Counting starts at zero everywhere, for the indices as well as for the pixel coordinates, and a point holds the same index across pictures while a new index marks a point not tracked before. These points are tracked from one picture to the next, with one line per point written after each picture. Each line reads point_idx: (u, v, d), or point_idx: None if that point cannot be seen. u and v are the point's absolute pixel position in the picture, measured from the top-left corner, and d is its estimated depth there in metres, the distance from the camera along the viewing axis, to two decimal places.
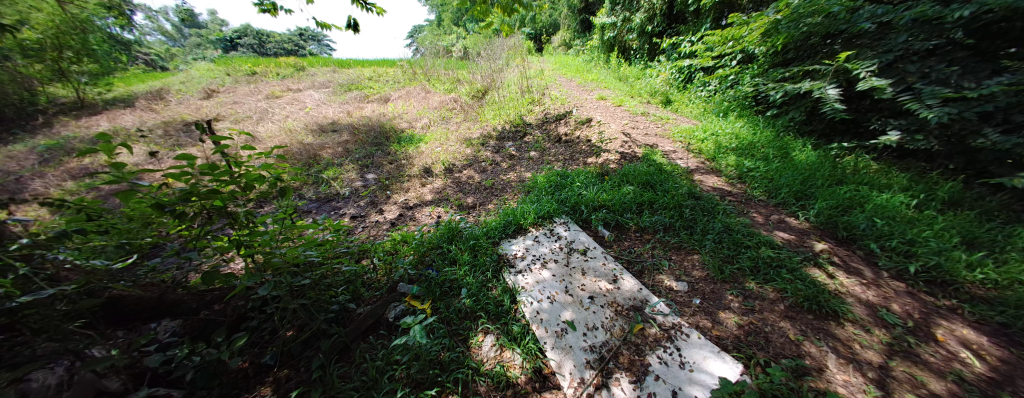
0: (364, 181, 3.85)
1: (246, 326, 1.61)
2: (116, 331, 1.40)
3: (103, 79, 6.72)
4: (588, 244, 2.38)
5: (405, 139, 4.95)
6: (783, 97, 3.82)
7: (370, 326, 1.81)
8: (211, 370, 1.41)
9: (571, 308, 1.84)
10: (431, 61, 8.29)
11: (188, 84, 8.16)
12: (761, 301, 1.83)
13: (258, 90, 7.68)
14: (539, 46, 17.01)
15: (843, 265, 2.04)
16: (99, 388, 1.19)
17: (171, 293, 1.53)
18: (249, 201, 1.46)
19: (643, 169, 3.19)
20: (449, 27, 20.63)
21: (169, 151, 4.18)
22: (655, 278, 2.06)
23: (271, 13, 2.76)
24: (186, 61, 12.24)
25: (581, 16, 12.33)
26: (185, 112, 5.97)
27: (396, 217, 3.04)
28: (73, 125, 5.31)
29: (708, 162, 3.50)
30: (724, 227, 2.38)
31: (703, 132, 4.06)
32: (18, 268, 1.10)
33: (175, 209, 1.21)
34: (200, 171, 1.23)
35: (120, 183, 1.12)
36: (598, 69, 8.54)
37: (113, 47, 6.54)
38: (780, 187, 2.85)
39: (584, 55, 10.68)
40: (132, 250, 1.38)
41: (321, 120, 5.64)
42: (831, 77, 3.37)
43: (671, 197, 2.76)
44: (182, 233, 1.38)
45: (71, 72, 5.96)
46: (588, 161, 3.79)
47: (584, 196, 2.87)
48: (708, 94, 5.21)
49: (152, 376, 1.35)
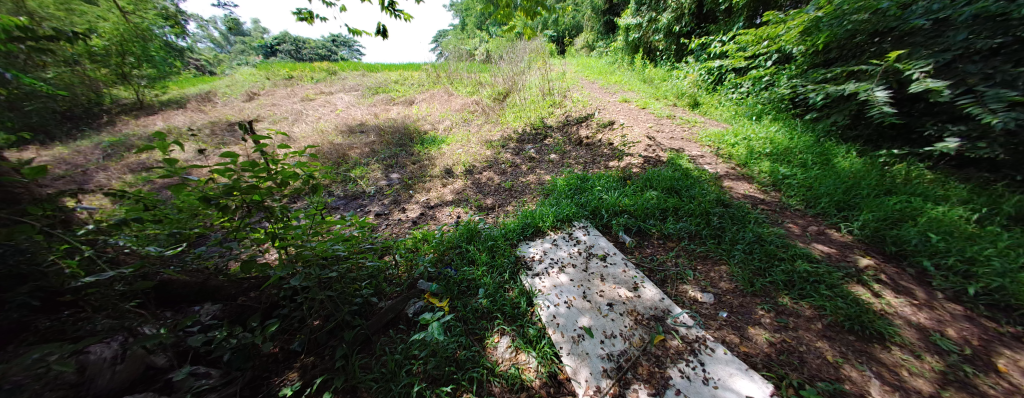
0: (389, 180, 3.98)
1: (278, 313, 1.71)
2: (165, 312, 1.55)
3: (159, 83, 7.40)
4: (607, 249, 2.33)
5: (428, 140, 5.07)
6: (825, 100, 3.57)
7: (391, 320, 1.87)
8: (246, 352, 1.51)
9: (588, 314, 1.81)
10: (454, 64, 8.47)
11: (232, 87, 8.82)
12: (794, 317, 1.72)
13: (293, 93, 8.16)
14: (560, 48, 16.97)
15: (891, 283, 1.87)
16: (148, 363, 1.34)
17: (213, 280, 1.66)
18: (284, 197, 1.54)
19: (667, 174, 3.10)
20: (474, 31, 21.00)
21: (215, 148, 4.55)
22: (678, 287, 1.99)
23: (307, 21, 2.92)
24: (232, 66, 13.35)
25: (605, 18, 12.08)
26: (228, 113, 6.45)
27: (418, 216, 3.11)
28: (133, 124, 5.89)
29: (738, 168, 3.34)
30: (755, 237, 2.26)
31: (734, 136, 3.88)
32: (83, 250, 1.19)
33: (219, 202, 1.31)
34: (242, 168, 1.32)
35: (172, 177, 1.20)
36: (622, 70, 8.39)
37: (170, 54, 7.19)
38: (819, 197, 2.66)
39: (607, 57, 10.53)
40: (181, 239, 1.47)
41: (351, 122, 5.90)
42: (879, 78, 3.11)
43: (697, 204, 2.66)
44: (225, 225, 1.47)
45: (133, 77, 6.61)
46: (609, 164, 3.72)
47: (605, 201, 2.82)
48: (740, 96, 4.96)
49: (194, 355, 1.48)
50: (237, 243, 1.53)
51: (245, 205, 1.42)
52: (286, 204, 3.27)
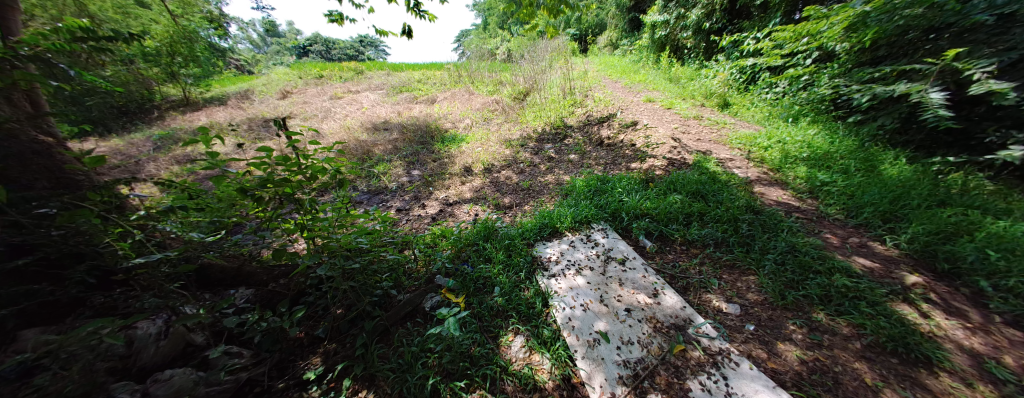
0: (410, 176, 4.08)
1: (304, 300, 1.80)
2: (205, 293, 1.69)
3: (204, 81, 7.96)
4: (627, 253, 2.27)
5: (449, 138, 5.14)
6: (871, 101, 3.30)
7: (408, 312, 1.91)
8: (274, 335, 1.60)
9: (605, 318, 1.77)
10: (476, 63, 8.54)
11: (268, 85, 9.34)
12: (829, 335, 1.60)
13: (323, 92, 8.52)
14: (583, 47, 16.73)
15: (942, 303, 1.70)
16: (187, 340, 1.44)
17: (248, 265, 1.79)
18: (313, 190, 1.61)
19: (693, 177, 2.98)
20: (495, 30, 21.11)
21: (252, 143, 4.84)
22: (701, 296, 1.90)
23: (338, 22, 3.04)
24: (268, 66, 14.14)
25: (630, 15, 11.72)
26: (264, 110, 6.83)
27: (437, 212, 3.17)
28: (180, 120, 6.37)
29: (771, 173, 3.16)
30: (788, 246, 2.13)
31: (767, 139, 3.67)
32: (133, 234, 1.24)
33: (255, 193, 1.39)
34: (276, 162, 1.39)
35: (213, 169, 1.28)
36: (647, 70, 8.16)
37: (213, 54, 7.71)
38: (862, 206, 2.47)
39: (631, 55, 10.27)
40: (220, 227, 1.56)
41: (375, 119, 6.08)
42: (934, 79, 2.85)
43: (724, 209, 2.54)
44: (258, 214, 1.56)
45: (181, 75, 7.14)
46: (631, 166, 3.63)
47: (625, 203, 2.75)
48: (774, 96, 4.69)
49: (228, 335, 1.58)
50: (269, 231, 1.61)
51: (277, 197, 1.49)
52: (314, 197, 3.43)
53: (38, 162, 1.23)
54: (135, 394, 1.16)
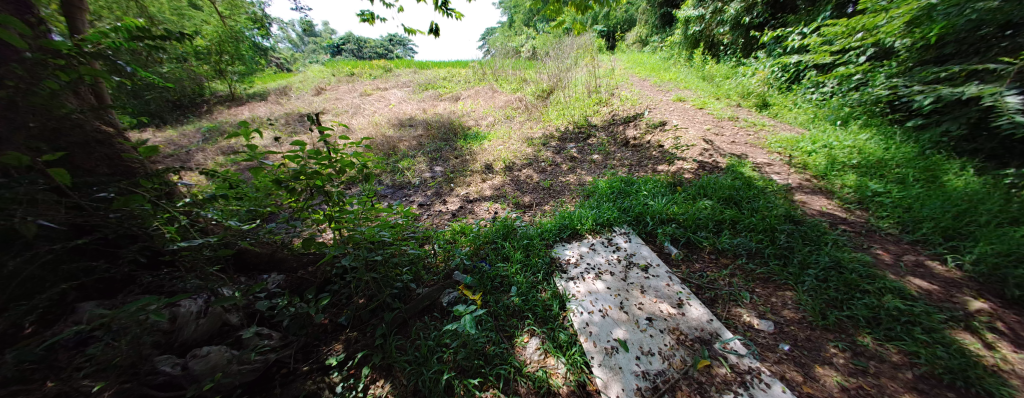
0: (432, 172, 4.15)
1: (329, 289, 1.87)
2: (242, 277, 1.80)
3: (248, 78, 8.52)
4: (650, 260, 2.18)
5: (471, 136, 5.18)
6: (935, 104, 2.96)
7: (426, 307, 1.93)
8: (301, 321, 1.68)
9: (624, 326, 1.70)
10: (500, 61, 8.55)
11: (304, 82, 9.85)
12: (877, 361, 1.44)
13: (354, 89, 8.87)
14: (610, 44, 16.30)
15: (1015, 334, 1.48)
16: (223, 321, 1.54)
17: (280, 252, 1.90)
18: (341, 183, 1.67)
19: (726, 182, 2.82)
20: (521, 28, 21.03)
21: (288, 137, 5.13)
22: (730, 310, 1.79)
23: (370, 22, 3.13)
24: (305, 64, 14.97)
25: (662, 10, 11.26)
26: (299, 106, 7.22)
27: (457, 209, 3.20)
28: (226, 114, 6.87)
29: (814, 180, 2.92)
30: (832, 261, 1.95)
31: (811, 143, 3.40)
32: (180, 219, 1.33)
33: (288, 185, 1.45)
34: (308, 155, 1.45)
35: (252, 160, 1.35)
36: (678, 68, 7.82)
37: (257, 53, 8.25)
38: (920, 221, 2.22)
39: (661, 52, 9.88)
40: (256, 215, 1.64)
41: (402, 116, 6.25)
42: (1013, 80, 2.53)
43: (760, 218, 2.38)
44: (292, 205, 1.63)
45: (228, 73, 7.68)
46: (657, 168, 3.48)
47: (651, 207, 2.64)
48: (821, 96, 4.32)
49: (260, 318, 1.67)
50: (300, 221, 1.69)
51: (309, 189, 1.55)
52: (342, 189, 3.57)
53: (101, 151, 1.38)
54: (175, 367, 1.25)
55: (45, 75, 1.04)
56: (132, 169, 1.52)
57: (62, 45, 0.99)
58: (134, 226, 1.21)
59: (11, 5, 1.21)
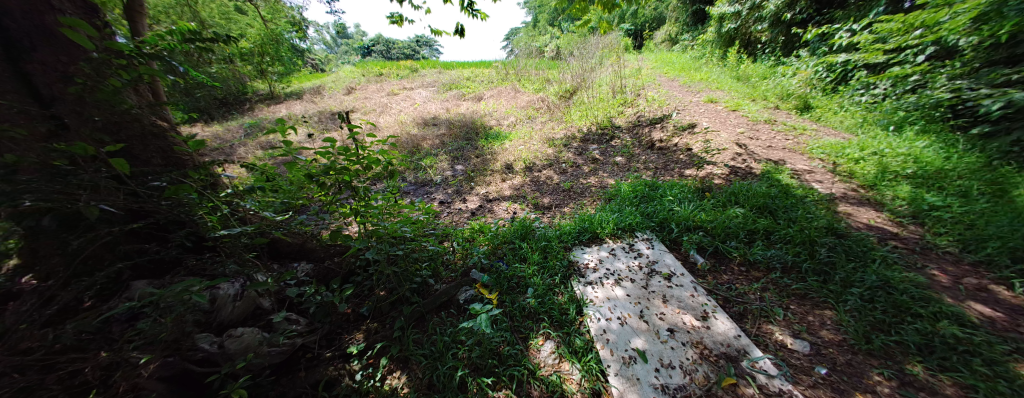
0: (454, 171, 4.21)
1: (353, 280, 1.94)
2: (274, 264, 1.91)
3: (286, 78, 9.05)
4: (673, 269, 2.09)
5: (492, 135, 5.21)
6: (1009, 109, 2.64)
7: (443, 303, 1.96)
8: (326, 309, 1.75)
9: (644, 336, 1.64)
10: (524, 61, 8.54)
11: (336, 82, 10.33)
12: (928, 394, 1.29)
13: (382, 88, 9.18)
14: (637, 43, 15.86)
15: None
16: (257, 305, 1.63)
17: (309, 243, 1.99)
18: (367, 179, 1.72)
19: (760, 189, 2.66)
20: (545, 28, 20.93)
21: (320, 133, 5.40)
22: (761, 326, 1.68)
23: (399, 24, 3.22)
24: (338, 65, 15.75)
25: (694, 7, 10.80)
26: (332, 104, 7.58)
27: (477, 208, 3.23)
28: (266, 111, 7.33)
29: (861, 190, 2.68)
30: (879, 280, 1.78)
31: (859, 149, 3.13)
32: (222, 209, 1.42)
33: (319, 180, 1.51)
34: (338, 152, 1.50)
35: (287, 156, 1.42)
36: (710, 67, 7.47)
37: (295, 55, 8.74)
38: (985, 240, 1.97)
39: (692, 51, 9.48)
40: (289, 208, 1.73)
41: (426, 115, 6.40)
42: None
43: (798, 230, 2.22)
44: (322, 199, 1.70)
45: (269, 73, 8.19)
46: (684, 173, 3.34)
47: (676, 213, 2.54)
48: (871, 98, 3.97)
49: (289, 303, 1.76)
50: (329, 215, 1.76)
51: (337, 184, 1.62)
52: (368, 185, 3.71)
53: (156, 144, 1.51)
54: (214, 345, 1.35)
55: (111, 74, 1.16)
56: (183, 161, 1.64)
57: (124, 47, 1.07)
58: (181, 213, 1.32)
59: (81, 9, 1.39)
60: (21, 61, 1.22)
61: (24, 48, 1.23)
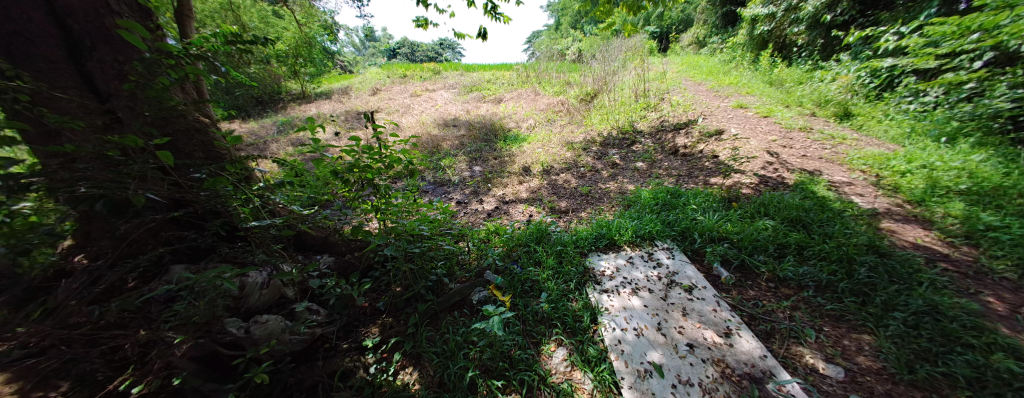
0: (471, 172, 4.25)
1: (371, 275, 1.99)
2: (299, 255, 1.99)
3: (317, 78, 9.48)
4: (695, 281, 2.01)
5: (511, 138, 5.22)
6: None
7: (456, 302, 1.97)
8: (345, 301, 1.80)
9: (660, 349, 1.58)
10: (545, 64, 8.52)
11: (363, 83, 10.71)
12: None
13: (406, 90, 9.43)
14: (662, 46, 15.48)
15: None
16: (281, 293, 1.71)
17: (332, 236, 2.06)
18: (387, 178, 1.75)
19: (792, 201, 2.51)
20: (567, 31, 20.84)
21: (346, 132, 5.61)
22: (789, 347, 1.57)
23: (423, 27, 3.30)
24: (364, 67, 16.39)
25: (724, 9, 10.40)
26: (358, 104, 7.88)
27: (493, 209, 3.24)
28: (297, 110, 7.71)
29: (907, 205, 2.47)
30: (926, 305, 1.62)
31: (906, 162, 2.89)
32: (254, 202, 1.49)
33: (343, 176, 1.56)
34: (362, 150, 1.55)
35: (315, 153, 1.48)
36: (739, 72, 7.16)
37: (325, 57, 9.15)
38: None
39: (721, 55, 9.14)
40: (315, 202, 1.79)
41: (447, 116, 6.50)
42: None
43: (834, 246, 2.07)
44: (345, 195, 1.75)
45: (301, 74, 8.61)
46: (709, 181, 3.21)
47: (699, 223, 2.44)
48: (920, 106, 3.66)
49: (311, 294, 1.83)
50: (351, 210, 1.81)
51: (360, 181, 1.66)
52: (389, 183, 3.81)
53: (199, 138, 1.62)
54: (241, 329, 1.42)
55: (160, 73, 1.24)
56: (221, 155, 1.75)
57: (173, 49, 1.15)
58: (218, 204, 1.40)
59: (136, 12, 1.50)
60: (83, 59, 1.34)
61: (86, 47, 1.35)
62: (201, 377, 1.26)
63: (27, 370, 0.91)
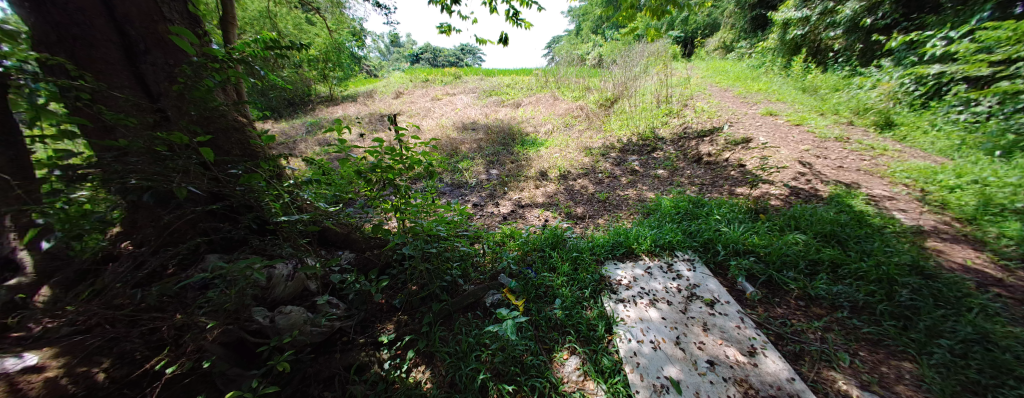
0: (488, 175, 4.28)
1: (388, 273, 2.03)
2: (322, 250, 2.07)
3: (344, 82, 9.89)
4: (717, 295, 1.93)
5: (529, 142, 5.23)
6: None
7: (470, 304, 1.99)
8: (363, 297, 1.85)
9: (678, 365, 1.53)
10: (565, 69, 8.50)
11: (387, 87, 11.08)
12: None
13: (427, 93, 9.67)
14: (686, 51, 15.08)
15: None
16: (304, 286, 1.78)
17: (353, 233, 2.12)
18: (407, 178, 1.80)
19: (826, 215, 2.36)
20: (587, 36, 20.77)
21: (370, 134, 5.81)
22: (821, 371, 1.47)
23: (446, 33, 3.37)
24: (388, 71, 16.99)
25: (754, 13, 10.02)
26: (381, 107, 8.14)
27: (509, 213, 3.25)
28: (325, 112, 8.07)
29: (957, 224, 2.28)
30: (977, 333, 1.48)
31: (956, 176, 2.67)
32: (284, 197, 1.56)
33: (366, 176, 1.62)
34: (385, 151, 1.60)
35: (341, 152, 1.53)
36: (770, 78, 6.86)
37: (353, 61, 9.54)
38: None
39: (749, 60, 8.79)
40: (338, 200, 1.85)
41: (466, 120, 6.60)
42: None
43: (873, 264, 1.93)
44: (367, 194, 1.81)
45: (330, 77, 9.01)
46: (734, 191, 3.08)
47: (723, 234, 2.35)
48: (974, 116, 3.37)
49: (332, 288, 1.90)
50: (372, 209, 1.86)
51: (382, 181, 1.71)
52: (409, 184, 3.90)
53: (236, 137, 1.73)
54: (267, 319, 1.49)
55: (206, 75, 1.33)
56: (256, 153, 1.85)
57: (218, 53, 1.23)
58: (252, 198, 1.47)
59: (188, 20, 1.63)
60: (138, 61, 1.47)
61: (141, 50, 1.47)
62: (228, 362, 1.33)
63: (75, 346, 0.98)
